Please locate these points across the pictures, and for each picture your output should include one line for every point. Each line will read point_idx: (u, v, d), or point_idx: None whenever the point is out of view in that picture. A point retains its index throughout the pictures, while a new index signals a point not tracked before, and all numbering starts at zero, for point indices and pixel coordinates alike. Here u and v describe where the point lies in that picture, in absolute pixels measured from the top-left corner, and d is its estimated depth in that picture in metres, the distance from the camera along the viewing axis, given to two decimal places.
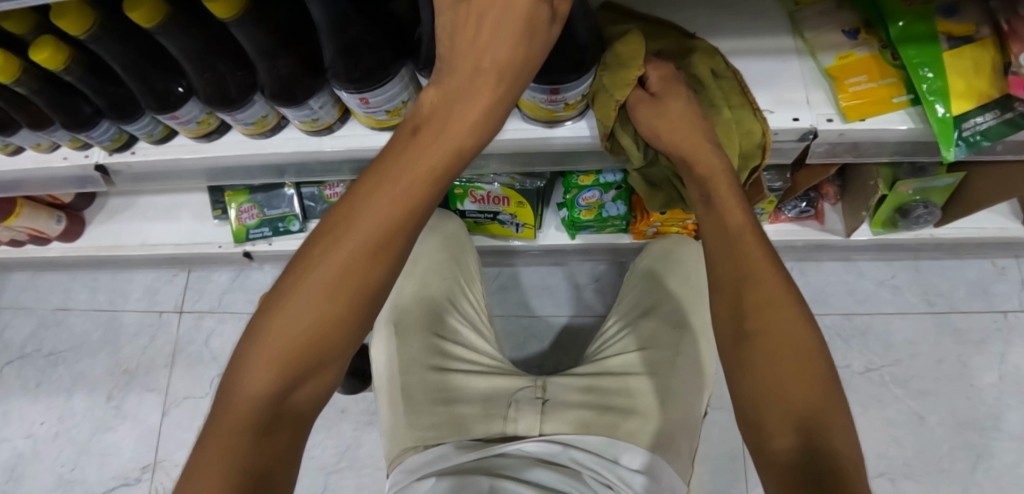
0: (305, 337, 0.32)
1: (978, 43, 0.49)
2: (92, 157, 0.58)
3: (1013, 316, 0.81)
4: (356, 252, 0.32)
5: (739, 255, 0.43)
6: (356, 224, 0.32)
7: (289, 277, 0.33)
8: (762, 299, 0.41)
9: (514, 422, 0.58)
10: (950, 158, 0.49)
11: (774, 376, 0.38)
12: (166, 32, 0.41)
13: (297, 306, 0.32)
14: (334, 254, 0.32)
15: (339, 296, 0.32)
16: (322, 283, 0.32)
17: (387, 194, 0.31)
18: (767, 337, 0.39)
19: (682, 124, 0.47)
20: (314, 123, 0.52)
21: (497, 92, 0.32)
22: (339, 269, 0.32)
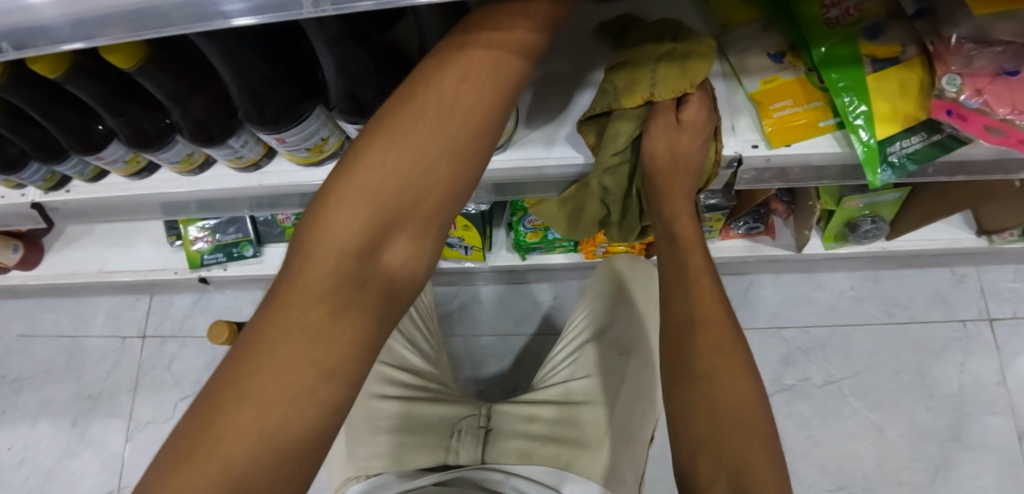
0: (390, 194, 0.30)
1: (903, 65, 0.48)
2: (27, 196, 0.58)
3: (973, 324, 0.81)
4: (449, 101, 0.31)
5: (692, 293, 0.43)
6: (456, 71, 0.31)
7: (378, 126, 0.32)
8: (711, 341, 0.40)
9: (456, 453, 0.59)
10: (876, 182, 0.48)
11: (718, 420, 0.38)
12: (75, 81, 0.42)
13: (386, 153, 0.31)
14: (432, 99, 0.31)
15: (434, 146, 0.31)
16: (420, 133, 0.31)
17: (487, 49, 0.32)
18: (717, 381, 0.39)
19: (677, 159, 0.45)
20: (240, 161, 0.52)
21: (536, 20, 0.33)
22: (436, 117, 0.31)
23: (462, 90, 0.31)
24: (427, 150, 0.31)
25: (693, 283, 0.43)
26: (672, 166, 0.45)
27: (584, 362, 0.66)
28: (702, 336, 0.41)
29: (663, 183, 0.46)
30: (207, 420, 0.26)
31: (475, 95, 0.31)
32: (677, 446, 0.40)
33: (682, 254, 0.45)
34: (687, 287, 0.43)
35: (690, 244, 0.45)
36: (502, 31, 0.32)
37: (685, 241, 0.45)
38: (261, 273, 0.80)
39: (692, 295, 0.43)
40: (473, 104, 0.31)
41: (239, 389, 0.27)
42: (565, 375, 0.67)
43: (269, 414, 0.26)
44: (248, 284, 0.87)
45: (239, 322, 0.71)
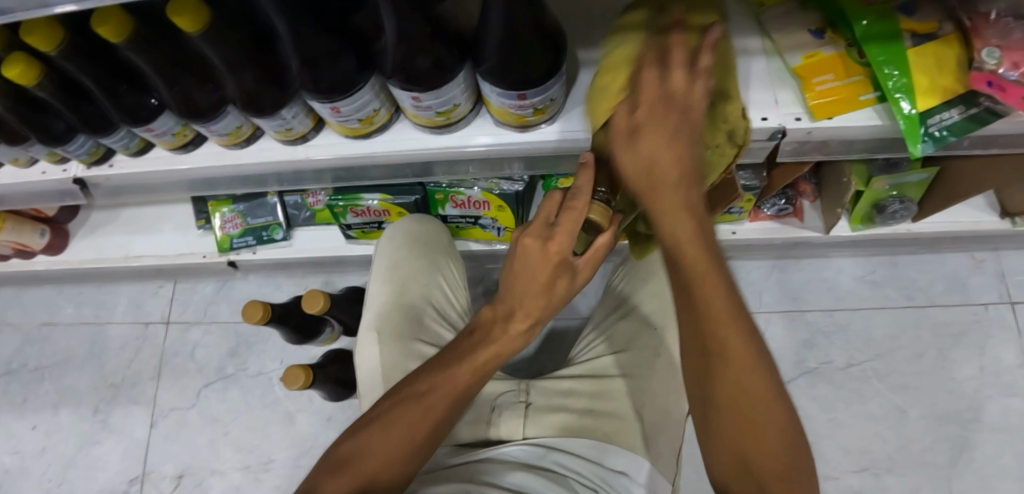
0: (398, 438, 0.43)
1: (941, 39, 0.49)
2: (69, 172, 0.59)
3: (994, 308, 0.82)
4: (421, 414, 0.43)
5: (701, 314, 0.34)
6: (432, 392, 0.44)
7: (370, 420, 0.45)
8: (729, 371, 0.35)
9: (497, 426, 0.60)
10: (916, 154, 0.49)
11: (733, 449, 0.36)
12: (133, 47, 0.41)
13: (373, 444, 0.43)
14: (408, 412, 0.44)
15: (406, 449, 0.43)
16: (397, 439, 0.43)
17: (461, 376, 0.44)
18: (733, 409, 0.35)
19: (649, 171, 0.34)
20: (289, 133, 0.52)
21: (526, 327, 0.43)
22: (410, 427, 0.43)
23: (436, 406, 0.44)
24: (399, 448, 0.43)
25: (703, 302, 0.34)
26: (656, 168, 0.34)
27: (617, 339, 0.67)
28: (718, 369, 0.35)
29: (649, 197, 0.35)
30: None
31: (438, 417, 0.44)
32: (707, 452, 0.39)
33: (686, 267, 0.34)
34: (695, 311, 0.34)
35: (697, 265, 0.34)
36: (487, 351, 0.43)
37: (691, 263, 0.34)
38: (291, 257, 0.80)
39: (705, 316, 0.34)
40: (438, 418, 0.44)
41: None
42: (597, 353, 0.68)
43: None
44: (274, 269, 0.87)
45: (271, 304, 0.71)
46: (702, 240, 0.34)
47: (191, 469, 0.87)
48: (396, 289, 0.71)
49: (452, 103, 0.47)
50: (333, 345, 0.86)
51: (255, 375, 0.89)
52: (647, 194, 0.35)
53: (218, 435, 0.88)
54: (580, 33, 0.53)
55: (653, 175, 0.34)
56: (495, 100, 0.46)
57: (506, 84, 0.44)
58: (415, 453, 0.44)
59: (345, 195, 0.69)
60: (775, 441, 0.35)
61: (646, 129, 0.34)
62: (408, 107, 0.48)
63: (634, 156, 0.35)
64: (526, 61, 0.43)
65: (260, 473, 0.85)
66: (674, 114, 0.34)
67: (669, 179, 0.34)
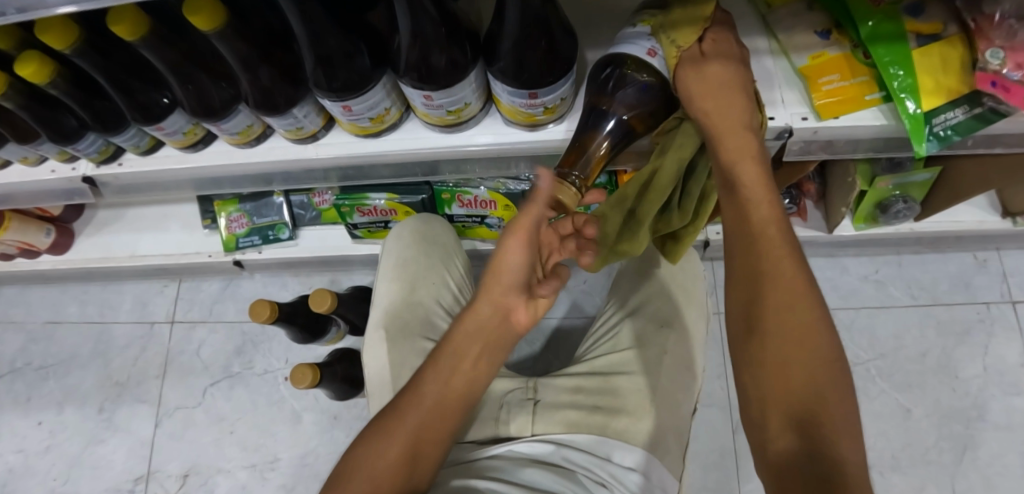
0: (406, 427, 0.44)
1: (945, 41, 0.50)
2: (79, 170, 0.59)
3: (996, 307, 0.84)
4: (412, 415, 0.44)
5: (758, 251, 0.38)
6: (429, 385, 0.45)
7: (367, 434, 0.45)
8: (780, 307, 0.36)
9: (506, 424, 0.60)
10: (921, 153, 0.50)
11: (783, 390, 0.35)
12: (148, 46, 0.42)
13: (383, 443, 0.43)
14: (413, 407, 0.44)
15: (407, 446, 0.43)
16: (399, 439, 0.43)
17: (431, 376, 0.45)
18: (783, 347, 0.36)
19: (714, 90, 0.39)
20: (300, 132, 0.53)
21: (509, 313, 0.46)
22: (405, 428, 0.43)
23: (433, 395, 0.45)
24: (400, 444, 0.43)
25: (761, 236, 0.38)
26: (718, 95, 0.39)
27: (626, 335, 0.67)
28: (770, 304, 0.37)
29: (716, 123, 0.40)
30: None
31: (427, 412, 0.44)
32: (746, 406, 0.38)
33: (749, 204, 0.39)
34: (753, 244, 0.38)
35: (755, 201, 0.39)
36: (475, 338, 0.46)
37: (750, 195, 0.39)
38: (297, 256, 0.80)
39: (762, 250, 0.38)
40: (431, 414, 0.44)
41: None
42: (605, 350, 0.68)
43: None
44: (280, 268, 0.87)
45: (278, 303, 0.71)
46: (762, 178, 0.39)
47: (197, 467, 0.87)
48: (404, 288, 0.71)
49: (463, 102, 0.48)
50: (338, 344, 0.86)
51: (261, 374, 0.89)
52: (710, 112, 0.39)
53: (224, 434, 0.88)
54: (589, 33, 0.54)
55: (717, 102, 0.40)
56: (506, 99, 0.46)
57: (517, 83, 0.44)
58: (418, 445, 0.43)
59: (351, 194, 0.70)
60: (812, 381, 0.34)
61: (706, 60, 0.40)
62: (419, 106, 0.48)
63: (701, 75, 0.39)
64: (539, 61, 0.43)
65: (266, 472, 0.85)
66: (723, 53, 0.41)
67: (732, 108, 0.40)
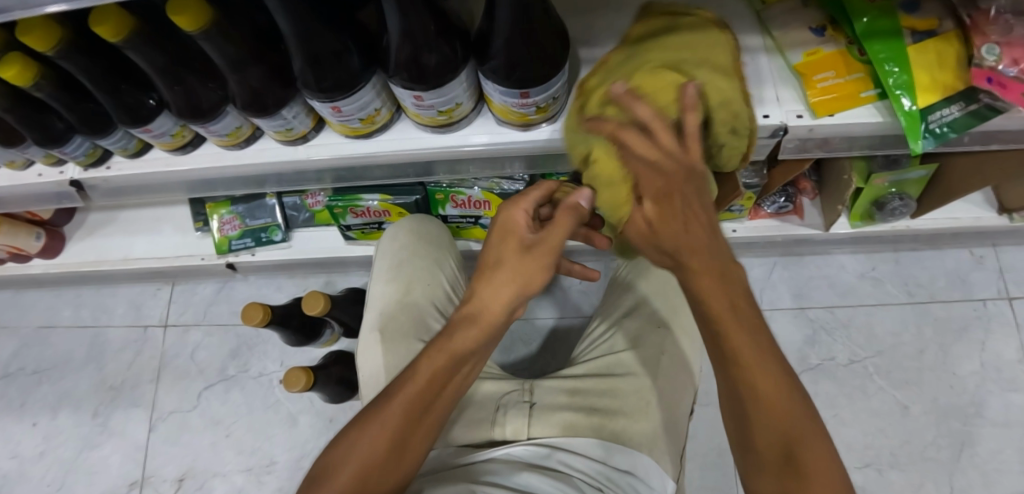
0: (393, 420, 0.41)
1: (941, 37, 0.49)
2: (67, 174, 0.58)
3: (992, 303, 0.84)
4: (402, 408, 0.42)
5: (727, 348, 0.33)
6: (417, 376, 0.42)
7: (358, 421, 0.43)
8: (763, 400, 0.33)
9: (502, 426, 0.59)
10: (917, 150, 0.49)
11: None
12: (133, 47, 0.41)
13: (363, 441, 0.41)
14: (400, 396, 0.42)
15: (392, 441, 0.41)
16: (382, 439, 0.41)
17: (427, 367, 0.42)
18: (770, 453, 0.34)
19: (671, 232, 0.34)
20: (289, 133, 0.52)
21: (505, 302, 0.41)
22: (394, 421, 0.41)
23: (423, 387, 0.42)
24: (387, 440, 0.41)
25: (731, 350, 0.33)
26: (680, 238, 0.34)
27: (623, 336, 0.67)
28: (754, 418, 0.34)
29: (677, 262, 0.35)
30: None
31: (420, 403, 0.42)
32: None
33: (710, 318, 0.34)
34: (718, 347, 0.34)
35: (722, 317, 0.33)
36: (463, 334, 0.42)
37: (719, 323, 0.33)
38: (291, 258, 0.80)
39: (735, 363, 0.33)
40: (422, 406, 0.42)
41: None
42: (602, 351, 0.68)
43: None
44: (274, 269, 0.87)
45: (271, 306, 0.71)
46: (731, 290, 0.33)
47: (193, 471, 0.86)
48: (400, 288, 0.70)
49: (454, 102, 0.47)
50: (333, 346, 0.85)
51: (256, 376, 0.89)
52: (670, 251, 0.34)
53: (220, 437, 0.87)
54: (583, 32, 0.53)
55: (677, 255, 0.34)
56: (497, 99, 0.46)
57: (509, 82, 0.43)
58: (407, 437, 0.42)
59: (344, 196, 0.69)
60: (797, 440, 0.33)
61: (657, 223, 0.35)
62: (410, 106, 0.47)
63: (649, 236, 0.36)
64: (532, 59, 0.43)
65: (263, 475, 0.84)
66: (685, 189, 0.34)
67: (695, 246, 0.33)
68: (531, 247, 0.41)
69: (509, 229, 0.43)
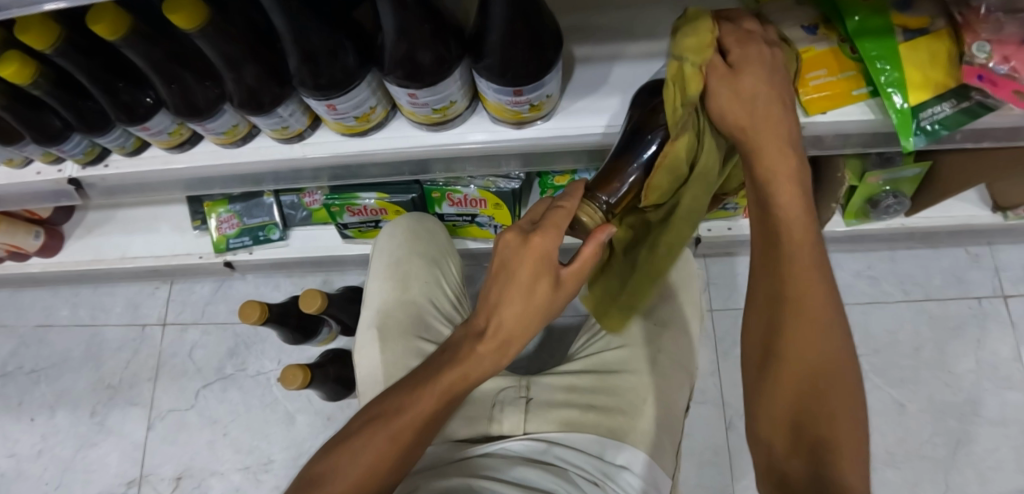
0: (403, 428, 0.42)
1: (932, 35, 0.50)
2: (64, 172, 0.59)
3: (988, 302, 0.85)
4: (416, 418, 0.43)
5: (782, 251, 0.38)
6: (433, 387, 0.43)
7: (372, 417, 0.44)
8: (807, 315, 0.38)
9: (498, 423, 0.60)
10: (909, 148, 0.50)
11: (795, 402, 0.39)
12: (130, 45, 0.41)
13: (373, 442, 0.42)
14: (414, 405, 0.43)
15: (400, 446, 0.42)
16: (390, 445, 0.42)
17: (446, 382, 0.42)
18: (801, 364, 0.38)
19: (756, 92, 0.36)
20: (285, 131, 0.52)
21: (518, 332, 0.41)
22: (404, 428, 0.42)
23: (437, 400, 0.43)
24: (396, 443, 0.42)
25: (792, 258, 0.38)
26: (768, 96, 0.36)
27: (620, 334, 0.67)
28: (793, 327, 0.38)
29: (750, 135, 0.37)
30: None
31: (434, 415, 0.43)
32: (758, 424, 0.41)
33: (778, 220, 0.38)
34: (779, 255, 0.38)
35: (789, 219, 0.38)
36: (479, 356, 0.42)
37: (786, 221, 0.38)
38: (288, 257, 0.80)
39: (790, 271, 0.38)
40: (435, 417, 0.43)
41: None
42: (598, 348, 0.68)
43: None
44: (271, 268, 0.87)
45: (268, 304, 0.71)
46: (799, 188, 0.37)
47: (190, 470, 0.87)
48: (396, 286, 0.71)
49: (449, 100, 0.48)
50: (330, 345, 0.85)
51: (254, 375, 0.89)
52: (748, 114, 0.36)
53: (217, 436, 0.87)
54: (579, 30, 0.53)
55: (758, 115, 0.36)
56: (491, 96, 0.46)
57: (504, 80, 0.44)
58: (416, 441, 0.43)
59: (341, 194, 0.69)
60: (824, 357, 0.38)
61: (746, 72, 0.36)
62: (405, 104, 0.48)
63: (735, 93, 0.36)
64: (527, 57, 0.43)
65: (260, 473, 0.85)
66: (773, 53, 0.36)
67: (775, 113, 0.36)
68: (560, 281, 0.40)
69: (545, 253, 0.38)
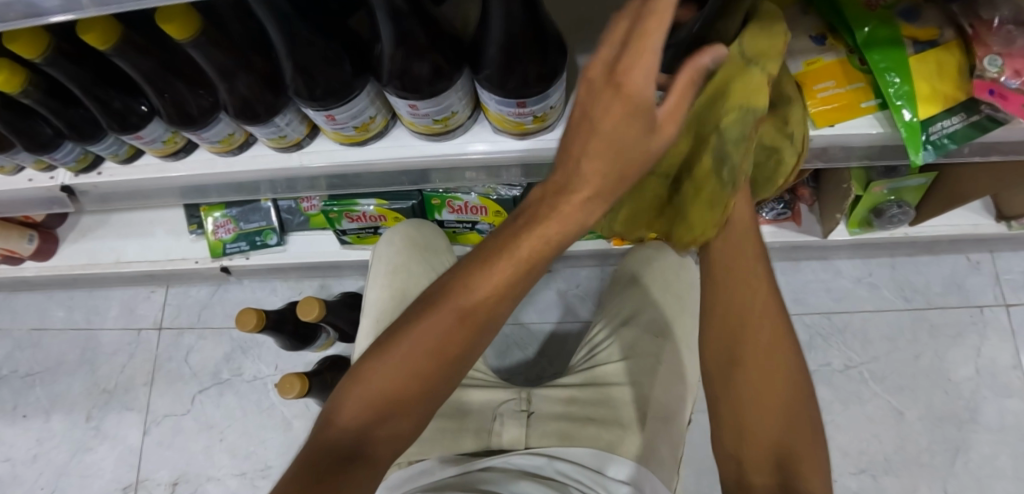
0: (460, 314, 0.32)
1: (942, 47, 0.49)
2: (57, 179, 0.57)
3: (989, 310, 0.84)
4: (472, 312, 0.32)
5: (741, 296, 0.41)
6: (499, 261, 0.30)
7: (423, 301, 0.34)
8: (763, 352, 0.41)
9: (498, 435, 0.59)
10: (917, 161, 0.49)
11: (773, 441, 0.41)
12: (121, 54, 0.40)
13: (422, 327, 0.34)
14: (469, 286, 0.31)
15: (460, 336, 0.33)
16: (442, 331, 0.33)
17: (520, 259, 0.29)
18: (765, 405, 0.41)
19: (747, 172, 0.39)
20: (282, 140, 0.51)
21: (610, 174, 0.26)
22: (453, 323, 0.33)
23: (509, 276, 0.30)
24: (456, 338, 0.33)
25: (745, 309, 0.42)
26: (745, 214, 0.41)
27: (620, 345, 0.67)
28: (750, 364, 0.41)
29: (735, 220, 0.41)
30: (316, 435, 0.37)
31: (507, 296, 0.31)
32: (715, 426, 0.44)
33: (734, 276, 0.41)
34: (735, 298, 0.41)
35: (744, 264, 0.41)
36: (563, 212, 0.28)
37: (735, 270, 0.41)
38: (285, 262, 0.79)
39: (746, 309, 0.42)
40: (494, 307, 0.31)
41: (327, 426, 0.37)
42: (601, 359, 0.68)
43: (327, 464, 0.35)
44: (268, 273, 0.86)
45: (265, 312, 0.70)
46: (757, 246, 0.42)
47: (186, 476, 0.86)
48: (395, 298, 0.71)
49: (450, 111, 0.46)
50: (328, 350, 0.85)
51: (250, 380, 0.88)
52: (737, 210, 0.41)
53: (213, 442, 0.87)
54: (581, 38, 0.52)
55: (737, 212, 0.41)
56: (494, 108, 0.45)
57: (507, 93, 0.43)
58: (482, 329, 0.33)
59: (340, 200, 0.68)
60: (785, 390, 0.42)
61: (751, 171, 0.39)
62: (405, 115, 0.46)
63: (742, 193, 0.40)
64: (528, 68, 0.42)
65: (257, 479, 0.84)
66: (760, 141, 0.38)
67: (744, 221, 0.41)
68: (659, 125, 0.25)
69: (629, 107, 0.24)
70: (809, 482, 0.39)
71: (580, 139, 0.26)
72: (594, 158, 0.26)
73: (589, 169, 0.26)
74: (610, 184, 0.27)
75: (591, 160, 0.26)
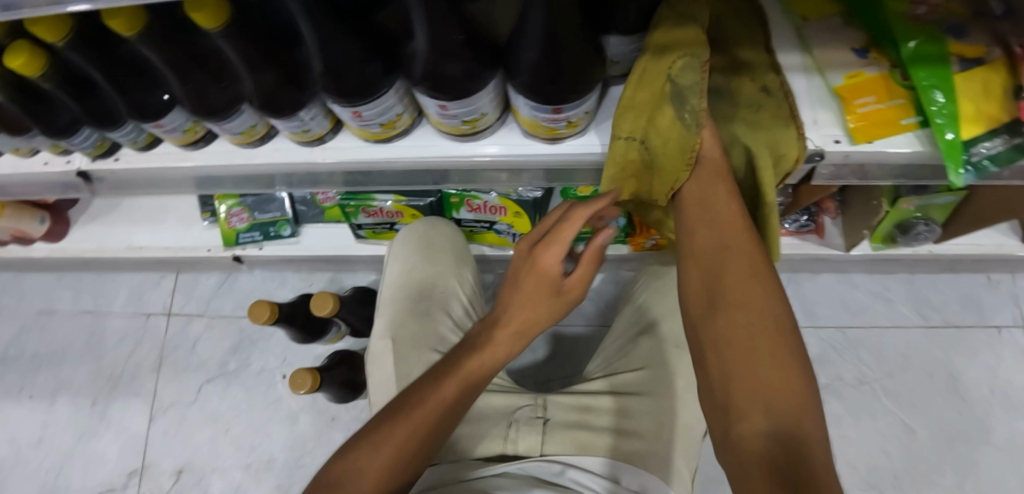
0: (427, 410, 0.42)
1: (988, 66, 0.47)
2: (73, 164, 0.56)
3: (1007, 331, 0.83)
4: (436, 409, 0.42)
5: (720, 245, 0.42)
6: (457, 371, 0.44)
7: (390, 412, 0.43)
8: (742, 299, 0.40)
9: (513, 443, 0.60)
10: (958, 182, 0.46)
11: (754, 391, 0.37)
12: (145, 41, 0.39)
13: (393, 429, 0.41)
14: (435, 388, 0.43)
15: (422, 434, 0.41)
16: (410, 427, 0.41)
17: (471, 367, 0.44)
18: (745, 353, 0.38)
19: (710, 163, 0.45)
20: (305, 134, 0.50)
21: (539, 309, 0.45)
22: (416, 431, 0.41)
23: (465, 379, 0.44)
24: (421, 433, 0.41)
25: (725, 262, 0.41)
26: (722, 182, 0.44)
27: (639, 356, 0.66)
28: (730, 311, 0.40)
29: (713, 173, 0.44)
30: None
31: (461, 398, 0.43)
32: (703, 376, 0.41)
33: (720, 225, 0.43)
34: (717, 249, 0.42)
35: (724, 222, 0.43)
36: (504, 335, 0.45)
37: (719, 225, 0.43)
38: (298, 254, 0.78)
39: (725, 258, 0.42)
40: (451, 409, 0.43)
41: None
42: (620, 368, 0.67)
43: None
44: (280, 264, 0.85)
45: (278, 305, 0.69)
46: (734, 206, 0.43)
47: (190, 465, 0.86)
48: (410, 297, 0.70)
49: (479, 113, 0.45)
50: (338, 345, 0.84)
51: (258, 371, 0.87)
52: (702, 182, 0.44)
53: (219, 432, 0.86)
54: None
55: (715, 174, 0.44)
56: (526, 111, 0.44)
57: (537, 96, 0.42)
58: (440, 429, 0.43)
59: (356, 195, 0.66)
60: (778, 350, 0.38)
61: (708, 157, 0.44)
62: (433, 114, 0.45)
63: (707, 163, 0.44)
64: (565, 74, 0.41)
65: (262, 471, 0.84)
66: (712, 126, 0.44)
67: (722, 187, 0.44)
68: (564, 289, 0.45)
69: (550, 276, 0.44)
70: (805, 444, 0.34)
71: (518, 292, 0.45)
72: (529, 299, 0.44)
73: (526, 304, 0.45)
74: (536, 315, 0.45)
75: (526, 303, 0.45)
